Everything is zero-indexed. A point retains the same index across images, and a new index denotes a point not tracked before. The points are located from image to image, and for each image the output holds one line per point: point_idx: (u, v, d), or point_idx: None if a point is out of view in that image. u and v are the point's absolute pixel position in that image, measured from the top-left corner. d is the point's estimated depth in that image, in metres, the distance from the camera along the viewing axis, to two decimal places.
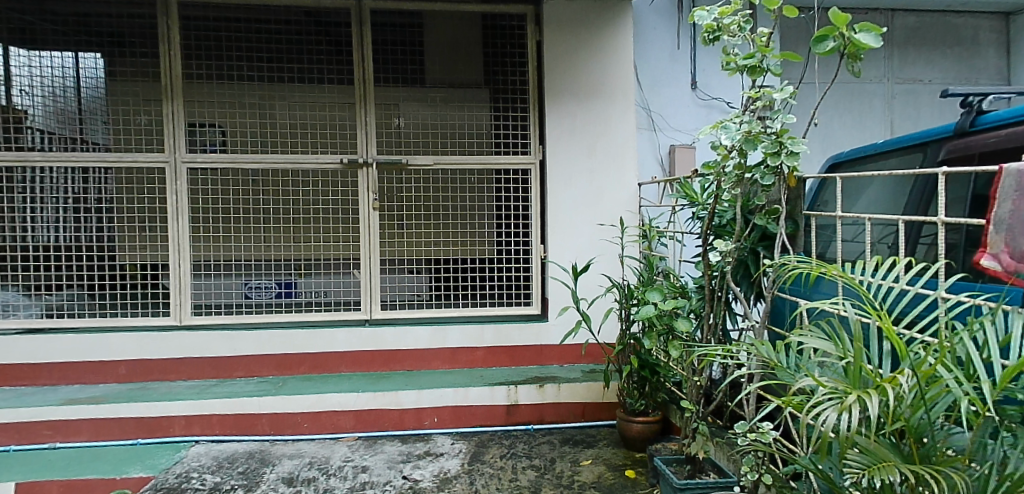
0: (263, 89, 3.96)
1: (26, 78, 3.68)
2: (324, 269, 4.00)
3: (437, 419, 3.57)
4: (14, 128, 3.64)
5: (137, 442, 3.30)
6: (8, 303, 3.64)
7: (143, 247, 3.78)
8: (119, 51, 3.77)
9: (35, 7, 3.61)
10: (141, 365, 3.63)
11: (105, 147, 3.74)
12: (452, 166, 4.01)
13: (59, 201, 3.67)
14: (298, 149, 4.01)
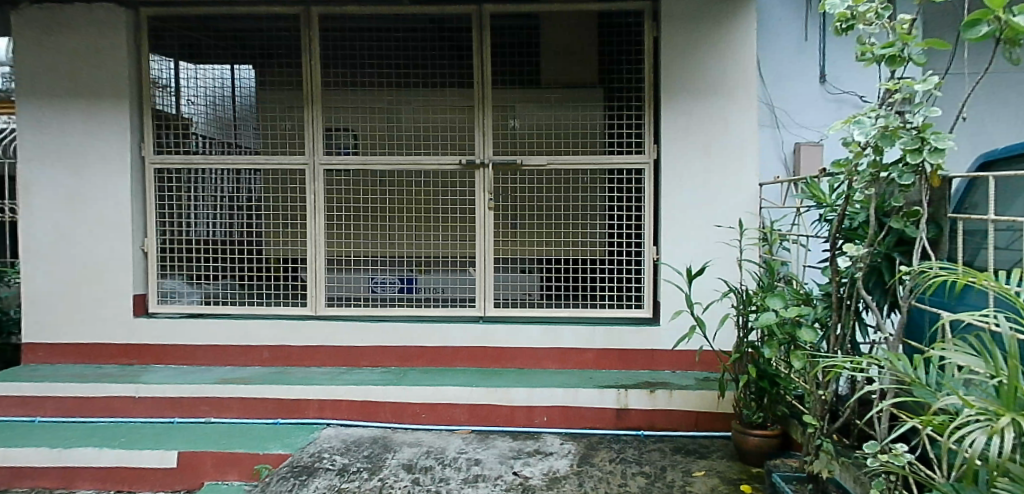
0: (390, 95, 4.21)
1: (192, 89, 4.15)
2: (442, 267, 4.20)
3: (548, 418, 3.61)
4: (182, 135, 4.12)
5: (277, 421, 3.63)
6: (175, 290, 4.10)
7: (285, 242, 4.16)
8: (268, 63, 4.18)
9: (200, 25, 4.08)
10: (281, 350, 4.00)
11: (255, 151, 4.17)
12: (566, 165, 4.04)
13: (216, 199, 4.13)
14: (421, 151, 4.23)
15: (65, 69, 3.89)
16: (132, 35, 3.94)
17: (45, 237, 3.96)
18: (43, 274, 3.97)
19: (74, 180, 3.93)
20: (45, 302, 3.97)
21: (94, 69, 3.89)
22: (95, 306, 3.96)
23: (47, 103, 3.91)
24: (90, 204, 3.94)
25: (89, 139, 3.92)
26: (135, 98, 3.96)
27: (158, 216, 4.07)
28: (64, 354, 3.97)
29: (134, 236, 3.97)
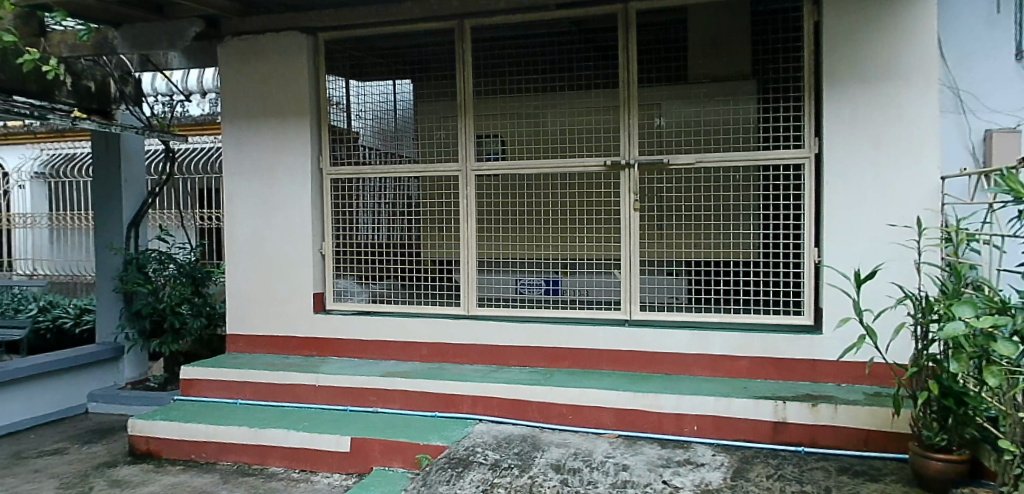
0: (536, 99, 4.31)
1: (359, 104, 4.52)
2: (588, 268, 4.28)
3: (698, 428, 3.49)
4: (351, 147, 4.51)
5: (435, 414, 3.86)
6: (347, 289, 4.53)
7: (441, 245, 4.43)
8: (425, 76, 4.47)
9: (366, 46, 4.45)
10: (438, 347, 4.25)
11: (413, 159, 4.46)
12: (715, 164, 3.86)
13: (380, 206, 4.48)
14: (566, 153, 4.27)
15: (260, 93, 4.44)
16: (313, 59, 4.38)
17: (242, 241, 4.55)
18: (243, 275, 4.55)
19: (267, 190, 4.47)
20: (245, 299, 4.55)
21: (284, 91, 4.39)
22: (283, 303, 4.47)
23: (246, 123, 4.48)
24: (280, 213, 4.45)
25: (278, 153, 4.43)
26: (315, 116, 4.41)
27: (333, 221, 4.50)
28: (260, 345, 4.52)
29: (313, 242, 4.42)
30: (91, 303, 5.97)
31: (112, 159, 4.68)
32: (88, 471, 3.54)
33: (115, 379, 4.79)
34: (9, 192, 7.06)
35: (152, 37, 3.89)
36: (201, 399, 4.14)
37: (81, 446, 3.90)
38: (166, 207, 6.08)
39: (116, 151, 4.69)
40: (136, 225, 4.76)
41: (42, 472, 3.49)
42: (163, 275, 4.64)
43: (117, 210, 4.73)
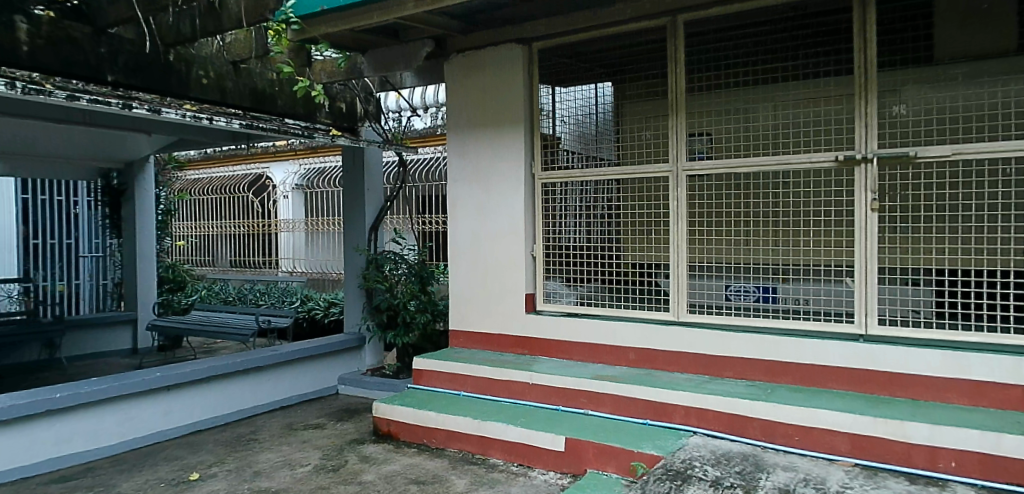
0: (745, 93, 4.05)
1: (562, 110, 4.59)
2: (805, 275, 3.86)
3: (956, 464, 2.96)
4: (551, 152, 4.58)
5: (646, 422, 3.75)
6: (555, 291, 4.60)
7: (647, 248, 4.32)
8: (630, 78, 4.41)
9: (573, 52, 4.50)
10: (647, 353, 4.12)
11: (612, 161, 4.44)
12: (978, 156, 3.21)
13: (580, 210, 4.52)
14: (784, 150, 3.95)
15: (481, 104, 4.70)
16: (528, 66, 4.51)
17: (461, 244, 4.89)
18: (462, 275, 4.88)
19: (484, 197, 4.73)
20: (464, 297, 4.88)
21: (500, 102, 4.61)
22: (498, 303, 4.69)
23: (468, 133, 4.79)
24: (496, 216, 4.69)
25: (495, 161, 4.66)
26: (529, 123, 4.56)
27: (543, 223, 4.60)
28: (478, 341, 4.79)
29: (526, 243, 4.58)
30: (337, 297, 6.84)
31: (356, 171, 5.30)
32: (342, 445, 4.01)
33: (358, 365, 5.43)
34: (275, 202, 8.18)
35: (392, 59, 4.31)
36: (429, 389, 4.49)
37: (335, 423, 4.44)
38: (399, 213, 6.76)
39: (360, 165, 5.30)
40: (376, 228, 5.35)
41: (308, 442, 4.02)
42: (397, 273, 5.22)
43: (360, 216, 5.35)
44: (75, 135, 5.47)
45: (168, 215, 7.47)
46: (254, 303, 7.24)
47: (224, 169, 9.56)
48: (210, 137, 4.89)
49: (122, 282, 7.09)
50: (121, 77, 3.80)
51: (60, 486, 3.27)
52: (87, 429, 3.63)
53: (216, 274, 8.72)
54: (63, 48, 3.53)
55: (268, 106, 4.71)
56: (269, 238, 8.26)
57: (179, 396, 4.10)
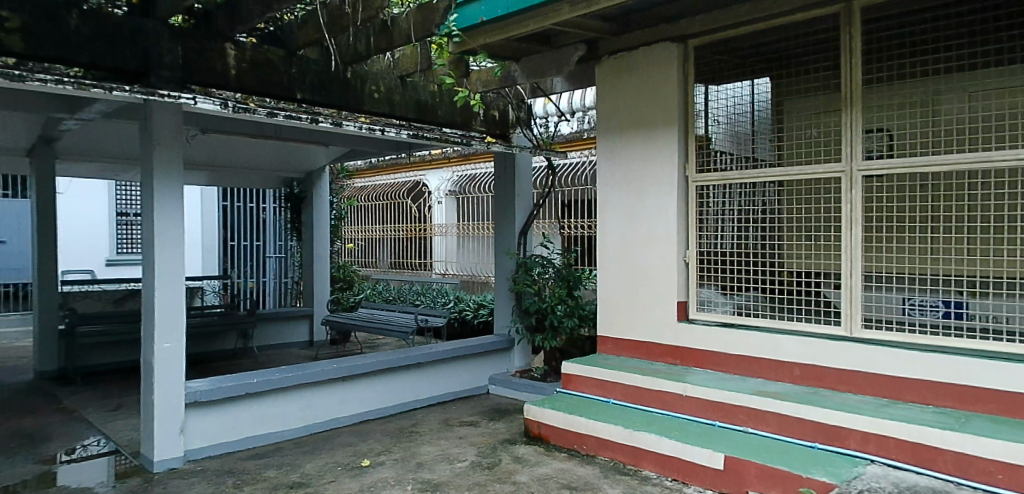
0: (928, 85, 3.60)
1: (715, 109, 4.38)
2: (1004, 291, 3.31)
3: None
4: (703, 153, 4.37)
5: (815, 446, 3.40)
6: (710, 300, 4.34)
7: (810, 255, 4.00)
8: (792, 73, 4.13)
9: (729, 48, 4.28)
10: (814, 370, 3.75)
11: (770, 162, 4.17)
12: None
13: (733, 215, 4.27)
14: (976, 145, 3.44)
15: (633, 107, 4.62)
16: (682, 65, 4.33)
17: (610, 249, 4.83)
18: (612, 281, 4.81)
19: (634, 202, 4.63)
20: (613, 303, 4.80)
21: (652, 104, 4.49)
22: (649, 310, 4.56)
23: (619, 137, 4.72)
24: (647, 220, 4.56)
25: (646, 166, 4.55)
26: (683, 124, 4.37)
27: (699, 228, 4.38)
28: (626, 348, 4.70)
29: (678, 247, 4.39)
30: (487, 299, 7.12)
31: (508, 178, 5.46)
32: (495, 444, 4.12)
33: (507, 367, 5.58)
34: (433, 207, 8.76)
35: (543, 66, 4.38)
36: (578, 394, 4.49)
37: (488, 422, 4.57)
38: (548, 217, 6.97)
39: (511, 170, 5.47)
40: (524, 233, 5.46)
41: (464, 439, 4.17)
42: (545, 276, 5.32)
43: (511, 220, 5.51)
44: (268, 147, 6.10)
45: (339, 220, 8.15)
46: (412, 304, 7.68)
47: (383, 176, 10.21)
48: (377, 148, 5.29)
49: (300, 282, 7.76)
50: (307, 94, 4.20)
51: (256, 461, 3.66)
52: (277, 412, 4.02)
53: (379, 274, 9.37)
54: (263, 69, 3.98)
55: (430, 116, 4.97)
56: (423, 242, 8.77)
57: (354, 387, 4.44)
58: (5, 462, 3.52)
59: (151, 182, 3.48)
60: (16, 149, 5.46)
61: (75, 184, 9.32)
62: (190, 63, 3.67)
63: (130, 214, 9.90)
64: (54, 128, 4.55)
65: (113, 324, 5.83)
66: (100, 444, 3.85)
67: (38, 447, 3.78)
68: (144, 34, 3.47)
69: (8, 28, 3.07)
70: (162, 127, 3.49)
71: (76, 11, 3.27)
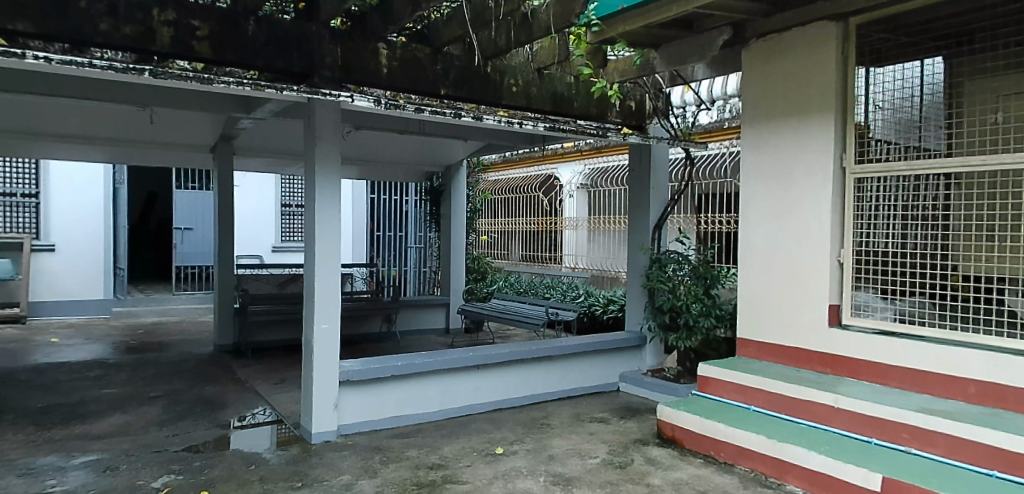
0: None
1: (882, 93, 3.92)
2: None
3: None
4: (859, 143, 3.97)
5: (993, 474, 2.91)
6: (867, 304, 3.91)
7: (990, 256, 3.52)
8: (969, 48, 3.69)
9: (893, 23, 3.82)
10: (995, 389, 3.24)
11: (943, 152, 3.67)
12: None
13: (893, 211, 3.82)
14: None
15: (785, 93, 4.29)
16: (841, 45, 3.94)
17: (753, 246, 4.57)
18: (757, 278, 4.52)
19: (784, 194, 4.31)
20: (758, 302, 4.50)
21: (807, 89, 4.14)
22: (796, 311, 4.22)
23: (768, 127, 4.42)
24: (796, 215, 4.22)
25: (797, 156, 4.21)
26: (842, 109, 3.97)
27: (855, 225, 3.96)
28: (770, 353, 4.41)
29: (831, 246, 4.01)
30: (618, 294, 7.04)
31: (643, 170, 5.39)
32: (627, 443, 4.03)
33: (639, 365, 5.49)
34: (563, 202, 8.76)
35: (686, 52, 4.22)
36: (717, 398, 4.27)
37: (619, 420, 4.50)
38: (683, 212, 6.74)
39: (647, 162, 5.39)
40: (660, 228, 5.37)
41: (595, 435, 4.13)
42: (680, 274, 5.19)
43: (645, 214, 5.43)
44: (412, 142, 6.42)
45: (474, 214, 8.41)
46: (543, 297, 7.75)
47: (516, 171, 10.42)
48: (512, 141, 5.39)
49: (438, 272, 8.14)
50: (451, 90, 4.35)
51: (399, 440, 3.86)
52: (417, 396, 4.21)
53: (510, 267, 9.55)
54: (411, 68, 4.16)
55: (566, 108, 4.96)
56: (551, 236, 8.81)
57: (489, 375, 4.56)
58: (192, 424, 3.99)
59: (313, 176, 3.77)
60: (201, 146, 6.16)
61: (247, 179, 10.39)
62: (348, 62, 3.92)
63: (292, 205, 10.81)
64: (235, 127, 5.07)
65: (280, 306, 6.43)
66: (266, 414, 4.25)
67: (217, 412, 4.25)
68: (309, 37, 3.77)
69: (200, 36, 3.47)
70: (323, 124, 3.76)
71: (254, 18, 3.62)
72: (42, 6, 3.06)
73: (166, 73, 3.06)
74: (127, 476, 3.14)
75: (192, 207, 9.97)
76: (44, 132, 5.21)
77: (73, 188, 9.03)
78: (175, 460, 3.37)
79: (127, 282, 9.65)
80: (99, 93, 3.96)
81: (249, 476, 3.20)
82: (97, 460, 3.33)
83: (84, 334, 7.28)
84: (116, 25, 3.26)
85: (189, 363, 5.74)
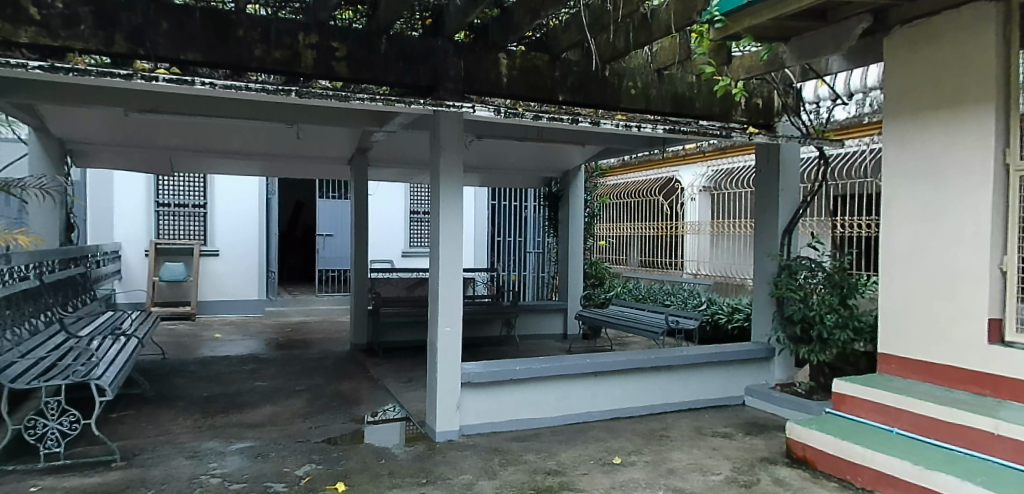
0: None
1: None
2: None
3: None
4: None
5: None
6: None
7: None
8: None
9: None
10: None
11: None
12: None
13: None
14: None
15: (934, 84, 3.87)
16: (1003, 29, 3.52)
17: (897, 254, 4.15)
18: (902, 288, 4.11)
19: (933, 196, 3.89)
20: (903, 317, 4.10)
21: (960, 78, 3.72)
22: (950, 326, 3.79)
23: (914, 122, 4.01)
24: (949, 219, 3.80)
25: (950, 153, 3.79)
26: (1005, 99, 3.53)
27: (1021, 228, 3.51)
28: (917, 371, 3.99)
29: (992, 254, 3.56)
30: (743, 302, 6.75)
31: (771, 171, 5.12)
32: (754, 462, 3.82)
33: (766, 378, 5.20)
34: (684, 204, 8.47)
35: (820, 44, 3.93)
36: (853, 417, 3.94)
37: (744, 436, 4.28)
38: (816, 215, 6.33)
39: (776, 162, 5.10)
40: (790, 232, 5.08)
41: (718, 451, 3.95)
42: (813, 282, 4.87)
43: (773, 219, 5.16)
44: (532, 149, 6.52)
45: (593, 219, 8.35)
46: (663, 304, 7.58)
47: (635, 174, 10.25)
48: (630, 144, 5.33)
49: (556, 277, 8.20)
50: (569, 96, 4.38)
51: (518, 443, 3.92)
52: (535, 400, 4.26)
53: (629, 272, 9.41)
54: (529, 75, 4.23)
55: (687, 109, 4.85)
56: (672, 241, 8.56)
57: (608, 382, 4.51)
58: (330, 417, 4.30)
59: (438, 184, 3.92)
60: (339, 159, 6.63)
61: (379, 188, 11.04)
62: (470, 74, 4.06)
63: (419, 212, 11.34)
64: (369, 140, 5.41)
65: (410, 309, 6.78)
66: (395, 410, 4.49)
67: (352, 407, 4.54)
68: (434, 52, 3.96)
69: (338, 57, 3.73)
70: (446, 134, 3.91)
71: (385, 37, 3.85)
72: (206, 38, 3.45)
73: (310, 92, 3.27)
74: (276, 464, 3.44)
75: (331, 215, 10.76)
76: (210, 150, 5.85)
77: (231, 198, 10.05)
78: (315, 451, 3.65)
79: (277, 284, 10.60)
80: (256, 113, 4.39)
81: (379, 470, 3.39)
82: (250, 447, 3.69)
83: (241, 331, 8.09)
84: (267, 50, 3.59)
85: (328, 360, 6.20)
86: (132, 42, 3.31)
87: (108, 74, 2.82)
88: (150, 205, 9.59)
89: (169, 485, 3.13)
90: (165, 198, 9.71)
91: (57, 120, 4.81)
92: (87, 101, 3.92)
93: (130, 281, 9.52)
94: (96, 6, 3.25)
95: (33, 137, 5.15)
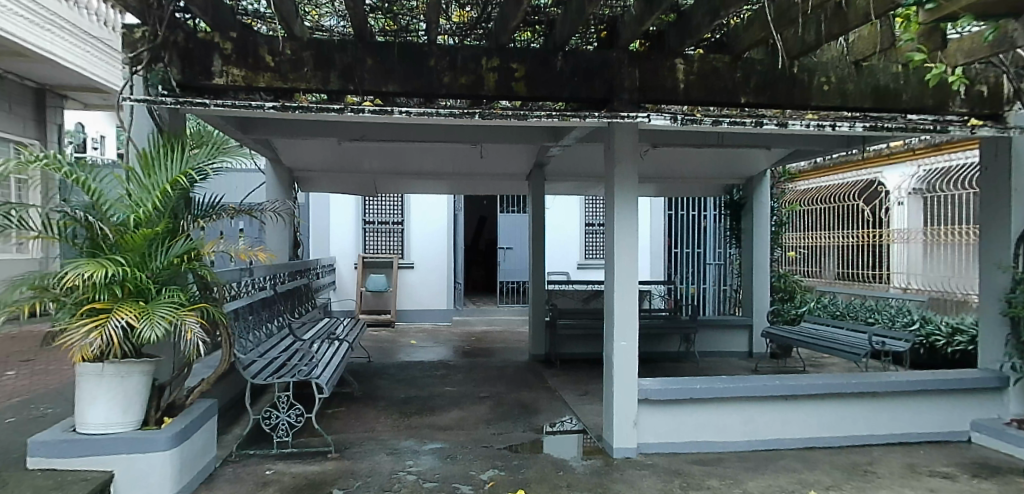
0: None
1: None
2: None
3: None
4: None
5: None
6: None
7: None
8: None
9: None
10: None
11: None
12: None
13: None
14: None
15: None
16: None
17: None
18: None
19: None
20: None
21: None
22: None
23: None
24: None
25: None
26: None
27: None
28: None
29: None
30: (967, 321, 5.87)
31: (1001, 168, 4.37)
32: None
33: (999, 413, 4.44)
34: (889, 210, 7.61)
35: None
36: None
37: (971, 479, 3.67)
38: None
39: (1007, 158, 4.34)
40: None
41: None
42: None
43: (1005, 225, 4.39)
44: (713, 156, 6.24)
45: (779, 228, 7.76)
46: (865, 322, 6.87)
47: (831, 178, 9.41)
48: (825, 146, 4.86)
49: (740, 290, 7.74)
50: (751, 98, 4.13)
51: (700, 467, 3.75)
52: (717, 421, 4.04)
53: (823, 286, 8.58)
54: (708, 78, 4.06)
55: (892, 103, 4.33)
56: (879, 251, 7.63)
57: (800, 408, 4.15)
58: (512, 425, 4.46)
59: (613, 197, 3.90)
60: (517, 175, 6.90)
61: (556, 201, 11.28)
62: (646, 83, 3.99)
63: (594, 224, 11.40)
64: (548, 155, 5.55)
65: (587, 320, 6.84)
66: (574, 423, 4.54)
67: (532, 417, 4.67)
68: (610, 63, 3.95)
69: (517, 77, 3.89)
70: (622, 146, 3.87)
71: (562, 54, 3.92)
72: (403, 71, 3.79)
73: (492, 114, 3.44)
74: (463, 466, 3.65)
75: (510, 227, 11.25)
76: (406, 172, 6.41)
77: (419, 213, 10.91)
78: (498, 457, 3.80)
79: (462, 294, 11.27)
80: (447, 137, 4.72)
81: (559, 481, 3.45)
82: (440, 448, 3.95)
83: (434, 338, 8.73)
84: (454, 77, 3.84)
85: (509, 369, 6.44)
86: (343, 80, 3.74)
87: (326, 110, 3.21)
88: (358, 223, 10.74)
89: (373, 478, 3.45)
90: (369, 216, 10.82)
91: (288, 152, 5.59)
92: (311, 134, 4.50)
93: (342, 290, 10.72)
94: (316, 50, 3.71)
95: (269, 167, 6.03)
